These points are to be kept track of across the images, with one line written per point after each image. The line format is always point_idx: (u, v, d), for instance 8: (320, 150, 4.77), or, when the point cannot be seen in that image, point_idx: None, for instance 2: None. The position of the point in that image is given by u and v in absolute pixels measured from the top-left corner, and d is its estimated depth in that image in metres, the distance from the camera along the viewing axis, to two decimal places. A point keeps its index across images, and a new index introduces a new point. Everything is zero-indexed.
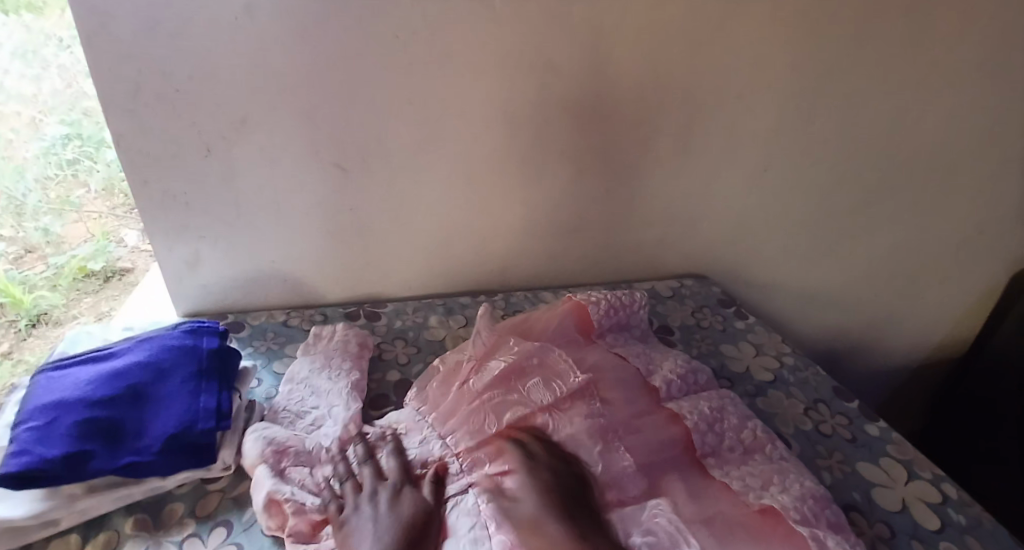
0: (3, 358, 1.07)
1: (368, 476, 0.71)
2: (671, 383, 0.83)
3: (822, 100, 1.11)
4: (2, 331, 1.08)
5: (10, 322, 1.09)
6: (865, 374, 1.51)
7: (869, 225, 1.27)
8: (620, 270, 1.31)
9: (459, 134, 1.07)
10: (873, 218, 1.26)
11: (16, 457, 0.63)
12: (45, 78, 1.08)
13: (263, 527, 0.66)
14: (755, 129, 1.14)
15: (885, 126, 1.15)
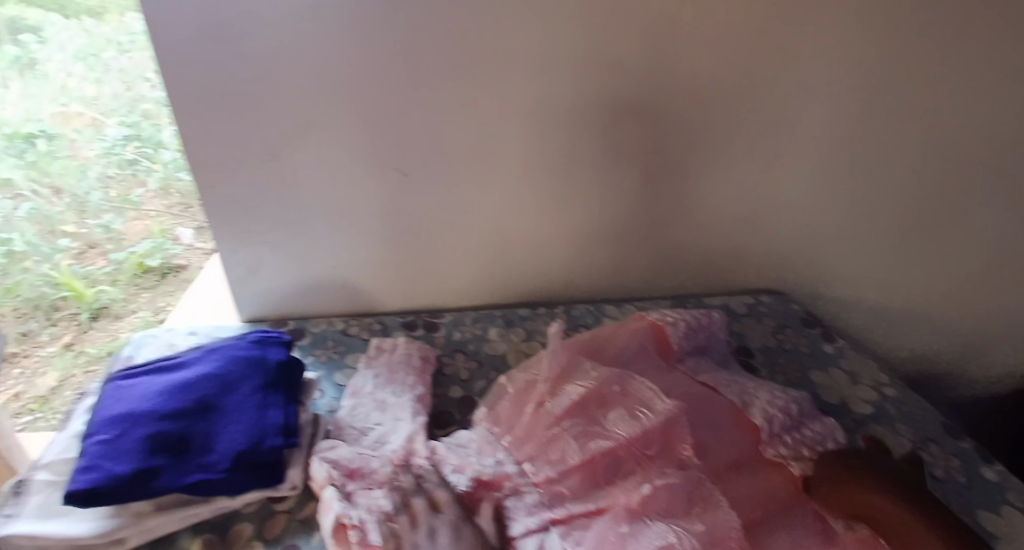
0: (67, 347, 1.44)
1: (423, 508, 0.65)
2: (772, 420, 0.75)
3: (922, 101, 1.00)
4: (66, 323, 1.46)
5: (75, 313, 1.47)
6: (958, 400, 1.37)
7: (972, 239, 1.15)
8: (688, 284, 1.24)
9: (522, 139, 1.02)
10: (977, 231, 1.14)
11: (86, 472, 0.61)
12: (105, 81, 1.46)
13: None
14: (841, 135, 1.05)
15: (996, 129, 1.02)
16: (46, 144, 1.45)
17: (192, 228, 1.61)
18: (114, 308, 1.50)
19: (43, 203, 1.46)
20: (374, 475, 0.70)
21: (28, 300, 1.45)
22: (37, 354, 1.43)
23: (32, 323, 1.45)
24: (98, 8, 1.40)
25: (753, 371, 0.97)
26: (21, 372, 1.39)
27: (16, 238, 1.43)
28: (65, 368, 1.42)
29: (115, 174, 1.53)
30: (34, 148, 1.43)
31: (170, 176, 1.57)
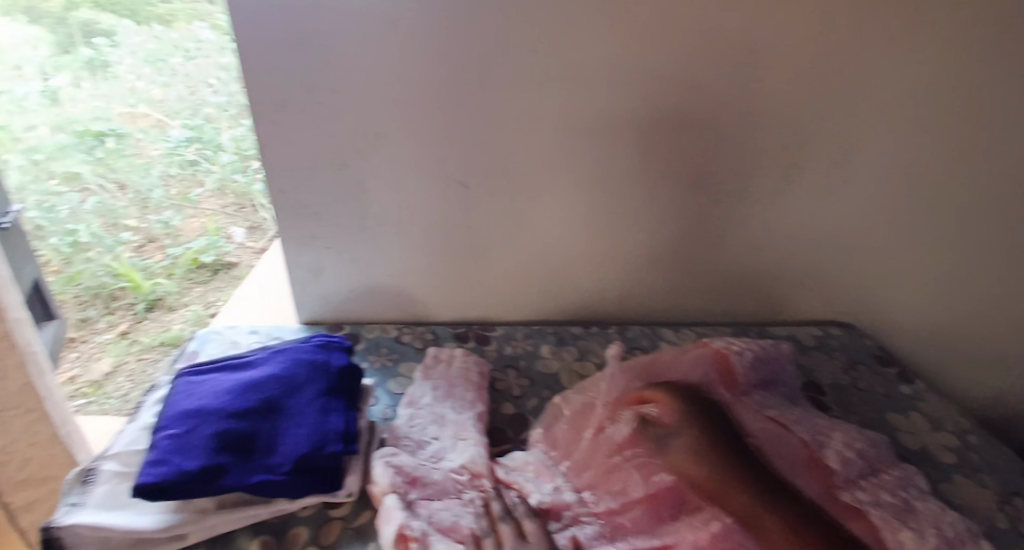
0: (123, 335, 1.50)
1: (510, 534, 0.65)
2: (846, 463, 0.74)
3: (1013, 129, 0.97)
4: (124, 311, 1.54)
5: (132, 304, 1.56)
6: None
7: None
8: (748, 311, 1.19)
9: (587, 155, 1.01)
10: None
11: (154, 466, 0.62)
12: (172, 85, 1.65)
13: None
14: (922, 163, 1.01)
15: None
16: (115, 142, 1.63)
17: (244, 228, 1.74)
18: (168, 300, 1.59)
19: (108, 197, 1.63)
20: (435, 486, 0.69)
21: (89, 288, 1.54)
22: (95, 341, 1.49)
23: (90, 311, 1.53)
24: (167, 16, 1.61)
25: (823, 408, 0.94)
26: (79, 357, 1.46)
27: (82, 230, 1.57)
28: (121, 354, 1.47)
29: (176, 173, 1.71)
30: (103, 145, 1.62)
31: (227, 177, 1.75)
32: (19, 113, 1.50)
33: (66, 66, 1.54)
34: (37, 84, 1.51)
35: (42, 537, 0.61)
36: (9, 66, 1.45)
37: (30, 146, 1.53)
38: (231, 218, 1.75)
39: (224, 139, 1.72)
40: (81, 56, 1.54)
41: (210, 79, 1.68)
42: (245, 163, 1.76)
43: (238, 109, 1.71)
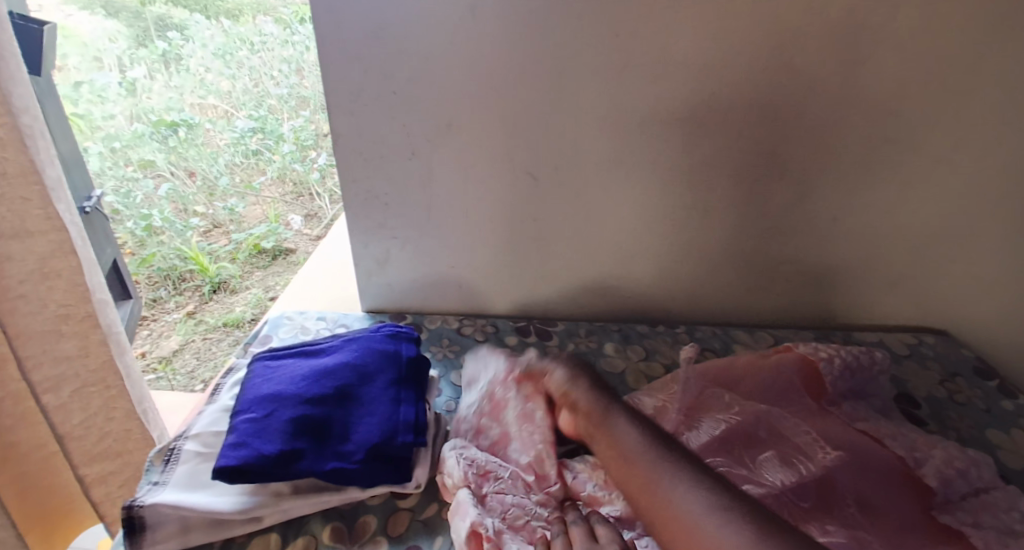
0: (190, 316, 1.58)
1: (580, 538, 0.60)
2: (948, 485, 0.71)
3: None
4: (191, 295, 1.62)
5: (198, 287, 1.63)
6: None
7: None
8: (825, 314, 1.13)
9: (664, 148, 0.97)
10: None
11: (235, 449, 0.63)
12: (239, 77, 1.77)
13: None
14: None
15: None
16: (186, 132, 1.68)
17: (302, 216, 1.86)
18: (231, 284, 1.67)
19: (179, 184, 1.69)
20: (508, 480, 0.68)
21: (160, 270, 1.60)
22: (164, 320, 1.57)
23: (161, 291, 1.60)
24: (234, 12, 1.77)
25: (917, 421, 0.88)
26: (150, 333, 1.54)
27: (156, 214, 1.61)
28: (187, 333, 1.56)
29: (241, 162, 1.79)
30: (176, 134, 1.66)
31: (286, 166, 1.83)
32: (98, 103, 1.54)
33: (142, 58, 1.62)
34: (116, 75, 1.56)
35: (125, 514, 0.62)
36: (91, 58, 1.53)
37: (110, 134, 1.57)
38: (290, 206, 1.87)
39: (285, 129, 1.82)
40: (156, 49, 1.63)
41: (273, 72, 1.80)
42: (303, 153, 1.85)
43: (298, 101, 1.84)
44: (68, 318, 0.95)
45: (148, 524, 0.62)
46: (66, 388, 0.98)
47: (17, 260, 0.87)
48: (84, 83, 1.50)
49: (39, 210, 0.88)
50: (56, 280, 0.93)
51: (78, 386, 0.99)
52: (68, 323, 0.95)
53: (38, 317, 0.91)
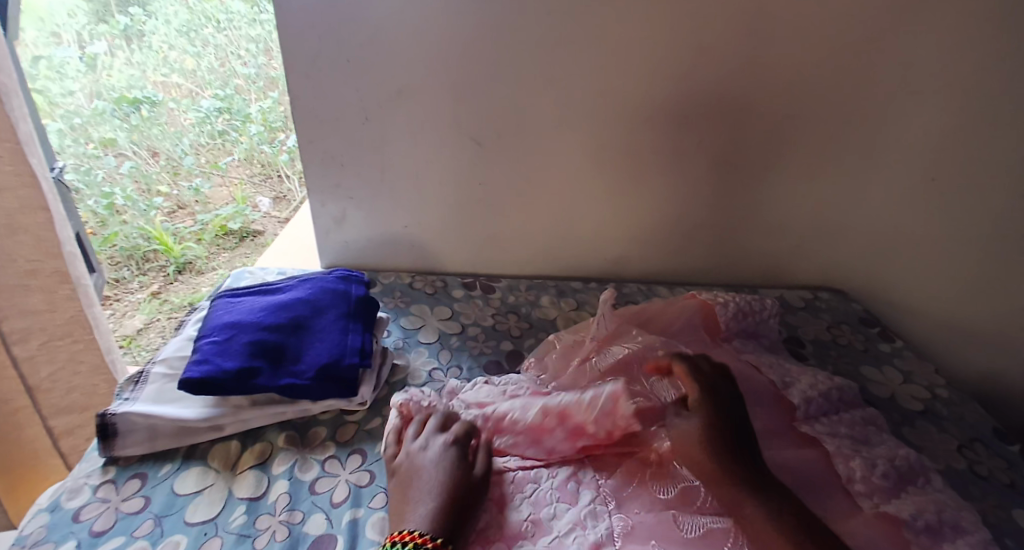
0: (155, 295, 1.68)
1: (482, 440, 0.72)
2: (809, 402, 0.84)
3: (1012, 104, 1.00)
4: (155, 274, 1.70)
5: (161, 267, 1.71)
6: None
7: None
8: (741, 274, 1.25)
9: (592, 117, 1.07)
10: None
11: (199, 364, 0.75)
12: (204, 55, 1.82)
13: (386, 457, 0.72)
14: (928, 137, 1.05)
15: None
16: (149, 109, 1.74)
17: (270, 198, 1.93)
18: (197, 265, 1.74)
19: (142, 163, 1.76)
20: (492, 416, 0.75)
21: (123, 250, 1.68)
22: (128, 299, 1.66)
23: (125, 271, 1.69)
24: None
25: (799, 359, 1.03)
26: (114, 313, 1.63)
27: (118, 193, 1.67)
28: (152, 311, 1.64)
29: (206, 142, 1.84)
30: (138, 112, 1.72)
31: (254, 147, 1.89)
32: (58, 79, 1.62)
33: (103, 34, 1.70)
34: (76, 50, 1.65)
35: (99, 422, 0.71)
36: (48, 34, 1.60)
37: (69, 111, 1.65)
38: (257, 188, 1.93)
39: (251, 110, 1.88)
40: (117, 24, 1.71)
41: (240, 51, 1.85)
42: (271, 134, 1.91)
43: (266, 81, 1.90)
44: (36, 273, 1.03)
45: (119, 432, 0.71)
46: (34, 341, 1.05)
47: None
48: (44, 58, 1.58)
49: (9, 166, 0.94)
50: (25, 235, 1.00)
51: (46, 339, 1.07)
52: (36, 277, 1.03)
53: (6, 272, 0.98)
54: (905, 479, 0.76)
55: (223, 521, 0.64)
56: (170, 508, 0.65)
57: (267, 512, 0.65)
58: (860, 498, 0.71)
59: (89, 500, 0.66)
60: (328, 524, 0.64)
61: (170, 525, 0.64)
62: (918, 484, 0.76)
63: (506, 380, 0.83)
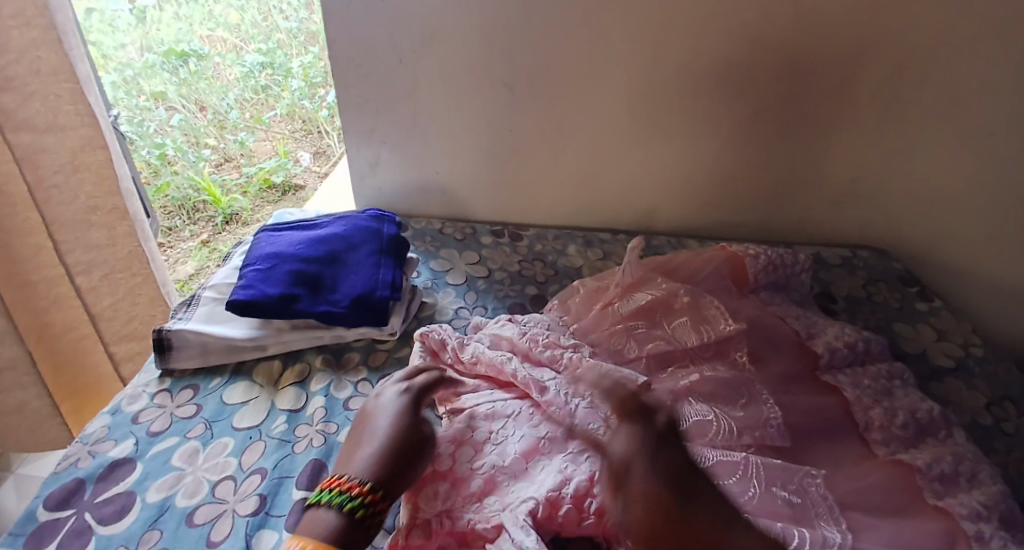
0: (204, 245, 1.75)
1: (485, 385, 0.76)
2: (833, 352, 0.82)
3: None
4: (205, 224, 1.78)
5: (210, 217, 1.79)
6: None
7: None
8: (775, 232, 1.23)
9: (627, 63, 1.06)
10: None
11: (245, 289, 0.83)
12: (247, 9, 1.90)
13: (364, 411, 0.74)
14: (982, 87, 0.99)
15: None
16: (195, 63, 1.81)
17: (311, 153, 1.97)
18: (243, 217, 1.80)
19: (190, 116, 1.84)
20: (483, 365, 0.76)
21: (175, 199, 1.76)
22: (180, 247, 1.73)
23: (177, 220, 1.77)
24: None
25: (827, 313, 1.03)
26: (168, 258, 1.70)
27: (168, 144, 1.75)
28: (203, 258, 1.71)
29: (250, 97, 1.91)
30: (187, 65, 1.79)
31: (296, 102, 1.93)
32: (110, 32, 1.67)
33: None
34: (127, 3, 1.70)
35: (156, 337, 0.80)
36: None
37: (121, 64, 1.72)
38: (298, 142, 1.97)
39: (293, 65, 1.92)
40: None
41: (282, 6, 1.91)
42: (312, 90, 1.94)
43: (307, 36, 1.95)
44: (98, 209, 1.09)
45: (174, 346, 0.80)
46: (97, 272, 1.13)
47: (52, 152, 1.00)
48: (96, 11, 1.62)
49: (69, 105, 1.00)
50: (85, 172, 1.06)
51: (107, 271, 1.14)
52: (98, 213, 1.09)
53: (71, 206, 1.05)
54: (924, 432, 0.73)
55: (266, 427, 0.72)
56: (220, 415, 0.74)
57: (305, 423, 0.73)
58: (876, 446, 0.71)
59: (147, 405, 0.76)
60: None
61: (219, 429, 0.72)
62: (938, 438, 0.72)
63: (528, 320, 0.85)
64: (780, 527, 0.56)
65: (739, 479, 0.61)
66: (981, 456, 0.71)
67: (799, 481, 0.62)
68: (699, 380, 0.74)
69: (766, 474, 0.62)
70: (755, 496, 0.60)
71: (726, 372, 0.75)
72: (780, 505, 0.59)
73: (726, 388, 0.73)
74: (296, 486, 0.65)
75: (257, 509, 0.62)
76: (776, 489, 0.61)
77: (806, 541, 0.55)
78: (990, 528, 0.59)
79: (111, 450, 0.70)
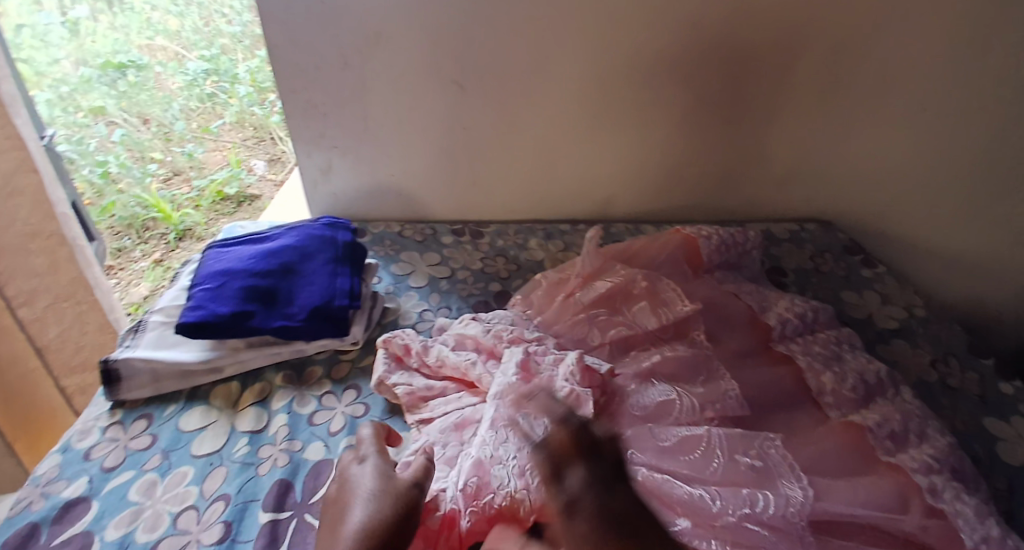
0: (159, 264, 1.66)
1: (454, 386, 0.76)
2: (784, 323, 0.84)
3: (1007, 20, 0.96)
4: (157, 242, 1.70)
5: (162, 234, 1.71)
6: None
7: None
8: (730, 210, 1.25)
9: (572, 53, 1.06)
10: None
11: (195, 310, 0.81)
12: (187, 13, 1.82)
13: (323, 428, 0.73)
14: (918, 59, 1.02)
15: None
16: (135, 74, 1.76)
17: (265, 161, 1.89)
18: (196, 231, 1.72)
19: (132, 130, 1.77)
20: (449, 366, 0.75)
21: (122, 218, 1.69)
22: (132, 269, 1.67)
23: (126, 240, 1.70)
24: None
25: (778, 287, 1.05)
26: (120, 282, 1.64)
27: (112, 161, 1.70)
28: (156, 277, 1.66)
29: (196, 106, 1.85)
30: (125, 77, 1.74)
31: (245, 109, 1.88)
32: (42, 47, 1.53)
33: None
34: (59, 16, 1.59)
35: (103, 368, 0.77)
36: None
37: (57, 80, 1.60)
38: (251, 151, 1.90)
39: (240, 71, 1.87)
40: None
41: (224, 9, 1.85)
42: (261, 95, 1.90)
43: (252, 40, 1.88)
44: (36, 236, 1.04)
45: (123, 376, 0.78)
46: (40, 303, 1.07)
47: None
48: (26, 26, 1.48)
49: None
50: (21, 198, 1.01)
51: (51, 300, 1.09)
52: (36, 240, 1.04)
53: (6, 236, 1.00)
54: (872, 392, 0.75)
55: (228, 451, 0.70)
56: (177, 443, 0.72)
57: (269, 443, 0.71)
58: (829, 410, 0.73)
59: (98, 440, 0.73)
60: (326, 449, 0.70)
61: (177, 458, 0.70)
62: (887, 397, 0.74)
63: (491, 317, 0.85)
64: (747, 492, 0.57)
65: (703, 453, 0.62)
66: (927, 411, 0.73)
67: (759, 445, 0.63)
68: (658, 361, 0.75)
69: (729, 442, 0.63)
70: (720, 467, 0.61)
71: (686, 351, 0.76)
72: (744, 471, 0.60)
73: (687, 368, 0.75)
74: (262, 509, 0.63)
75: (223, 537, 0.60)
76: (740, 456, 0.61)
77: (770, 505, 0.56)
78: (942, 480, 0.61)
79: (64, 489, 0.66)
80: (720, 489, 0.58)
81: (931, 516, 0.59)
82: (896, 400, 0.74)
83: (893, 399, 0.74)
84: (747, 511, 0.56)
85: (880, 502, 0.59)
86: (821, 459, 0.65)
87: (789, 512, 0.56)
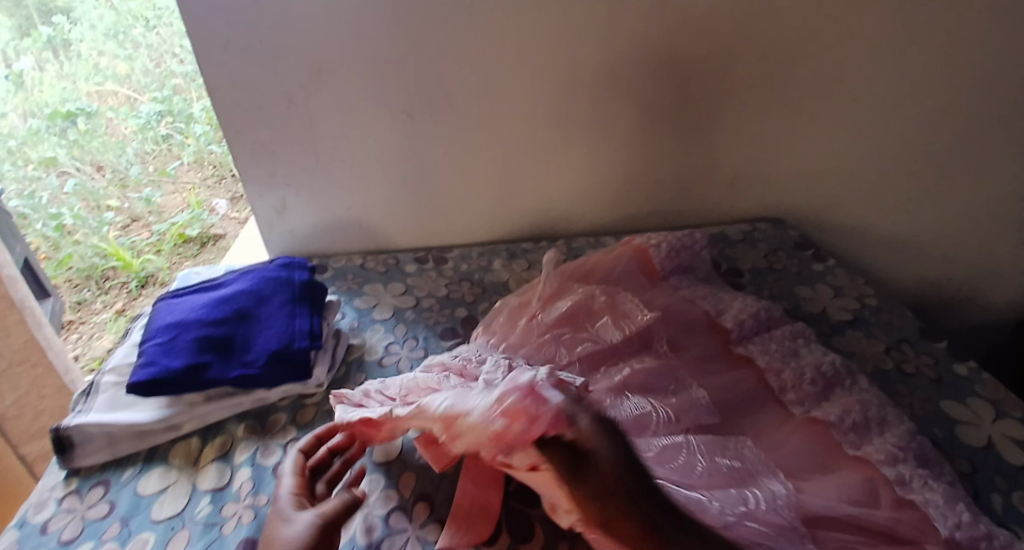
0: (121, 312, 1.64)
1: None
2: (743, 324, 0.85)
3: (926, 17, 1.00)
4: (117, 291, 1.67)
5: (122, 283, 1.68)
6: (967, 333, 1.35)
7: (979, 162, 1.13)
8: (687, 215, 1.26)
9: (517, 73, 1.07)
10: (984, 153, 1.12)
11: (147, 366, 0.79)
12: (136, 56, 1.74)
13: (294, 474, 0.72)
14: (847, 58, 1.05)
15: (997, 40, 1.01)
16: (85, 122, 1.68)
17: (226, 199, 1.86)
18: (158, 276, 1.69)
19: (87, 179, 1.71)
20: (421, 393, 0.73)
21: (81, 270, 1.66)
22: (94, 321, 1.63)
23: (85, 293, 1.66)
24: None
25: (735, 287, 1.07)
26: (81, 337, 1.60)
27: (66, 213, 1.64)
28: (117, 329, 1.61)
29: (151, 149, 1.81)
30: (75, 126, 1.66)
31: (202, 148, 1.85)
32: None
33: (27, 49, 1.58)
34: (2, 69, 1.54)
35: (54, 436, 0.74)
36: None
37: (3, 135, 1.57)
38: (212, 190, 1.86)
39: (195, 110, 1.82)
40: (40, 36, 1.59)
41: (174, 48, 1.77)
42: (218, 133, 1.86)
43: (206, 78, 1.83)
44: None
45: (76, 443, 0.74)
46: None
47: None
48: None
49: None
50: None
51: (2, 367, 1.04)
52: None
53: None
54: (831, 385, 0.76)
55: (190, 513, 0.68)
56: (136, 508, 0.69)
57: (232, 500, 0.69)
58: (791, 406, 0.74)
59: (55, 511, 0.69)
60: None
61: (138, 524, 0.67)
62: (845, 387, 0.76)
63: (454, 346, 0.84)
64: (736, 491, 0.59)
65: (686, 460, 0.63)
66: (886, 399, 0.75)
67: (734, 446, 0.65)
68: (628, 374, 0.74)
69: (704, 447, 0.64)
70: (704, 470, 0.62)
71: (651, 362, 0.76)
72: (726, 473, 0.61)
73: (653, 378, 0.75)
74: None
75: None
76: (719, 458, 0.63)
77: (760, 501, 0.58)
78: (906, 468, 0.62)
79: None
80: (712, 492, 0.59)
81: (900, 505, 0.60)
82: (854, 391, 0.75)
83: (851, 390, 0.76)
84: (744, 507, 0.57)
85: (847, 496, 0.61)
86: (790, 460, 0.66)
87: (777, 504, 0.57)
